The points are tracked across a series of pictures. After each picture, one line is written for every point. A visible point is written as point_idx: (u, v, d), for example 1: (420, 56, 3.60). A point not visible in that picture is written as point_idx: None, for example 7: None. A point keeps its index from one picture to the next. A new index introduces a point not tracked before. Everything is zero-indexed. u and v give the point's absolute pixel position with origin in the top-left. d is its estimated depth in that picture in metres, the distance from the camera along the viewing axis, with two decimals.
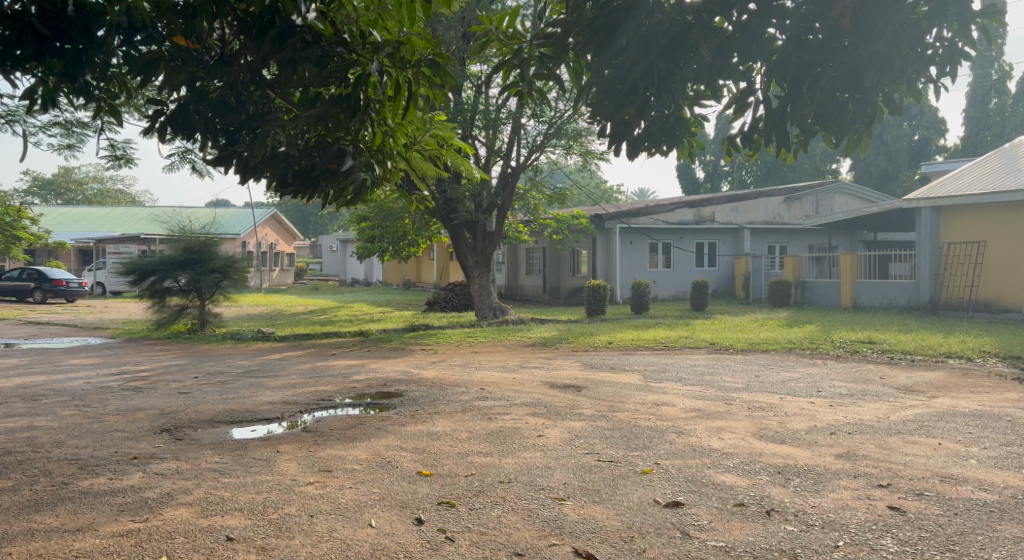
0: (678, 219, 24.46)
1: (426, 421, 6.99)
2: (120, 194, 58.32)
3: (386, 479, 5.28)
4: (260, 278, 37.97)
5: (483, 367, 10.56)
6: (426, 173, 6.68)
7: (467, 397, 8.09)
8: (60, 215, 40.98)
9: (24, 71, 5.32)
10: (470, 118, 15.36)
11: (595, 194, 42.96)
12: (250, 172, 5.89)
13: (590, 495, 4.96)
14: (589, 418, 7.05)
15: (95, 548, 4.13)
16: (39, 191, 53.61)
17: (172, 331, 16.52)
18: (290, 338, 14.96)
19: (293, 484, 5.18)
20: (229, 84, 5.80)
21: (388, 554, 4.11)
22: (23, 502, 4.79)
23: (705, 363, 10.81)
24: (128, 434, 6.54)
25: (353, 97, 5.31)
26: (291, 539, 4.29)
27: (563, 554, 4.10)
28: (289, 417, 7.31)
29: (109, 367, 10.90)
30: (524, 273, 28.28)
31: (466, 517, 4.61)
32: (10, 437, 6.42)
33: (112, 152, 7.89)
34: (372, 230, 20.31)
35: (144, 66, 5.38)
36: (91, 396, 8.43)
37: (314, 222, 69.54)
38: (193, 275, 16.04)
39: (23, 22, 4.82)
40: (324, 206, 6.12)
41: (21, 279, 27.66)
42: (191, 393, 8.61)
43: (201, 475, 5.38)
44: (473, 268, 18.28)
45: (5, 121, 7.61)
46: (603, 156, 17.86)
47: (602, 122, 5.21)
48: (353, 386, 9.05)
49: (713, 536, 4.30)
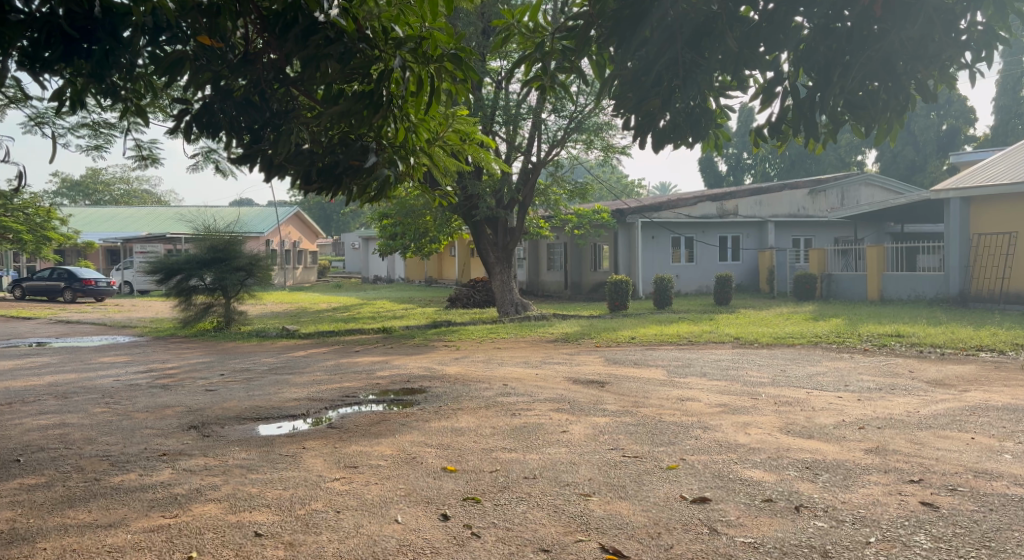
0: (701, 213, 24.31)
1: (450, 417, 6.98)
2: (146, 194, 59.03)
3: (412, 475, 5.29)
4: (284, 277, 38.14)
5: (506, 363, 10.56)
6: (449, 169, 6.68)
7: (491, 393, 8.07)
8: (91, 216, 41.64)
9: (53, 73, 5.41)
10: (491, 114, 15.38)
11: (616, 190, 42.82)
12: (275, 170, 5.94)
13: (616, 491, 4.94)
14: (613, 414, 7.03)
15: (128, 544, 4.17)
16: (68, 192, 54.44)
17: (199, 329, 16.63)
18: (315, 335, 15.04)
19: (319, 479, 5.21)
20: (253, 82, 5.90)
21: (415, 550, 4.12)
22: (57, 498, 4.85)
23: (730, 358, 10.66)
24: (157, 431, 6.61)
25: (377, 93, 5.35)
26: (319, 534, 4.31)
27: (590, 550, 4.09)
28: (314, 414, 7.35)
29: (137, 365, 10.99)
30: (545, 269, 28.12)
31: (492, 512, 4.61)
32: (44, 434, 6.50)
33: (139, 152, 7.98)
34: (393, 226, 20.27)
35: (169, 66, 5.50)
36: (120, 394, 8.50)
37: (337, 221, 69.66)
38: (219, 273, 16.16)
39: (52, 24, 4.87)
40: (349, 202, 6.18)
41: (52, 279, 28.08)
42: (218, 390, 8.67)
43: (229, 471, 5.42)
44: (495, 264, 18.23)
45: (35, 123, 7.74)
46: (626, 151, 17.70)
47: (627, 115, 5.22)
48: (377, 382, 9.09)
49: (741, 532, 4.27)
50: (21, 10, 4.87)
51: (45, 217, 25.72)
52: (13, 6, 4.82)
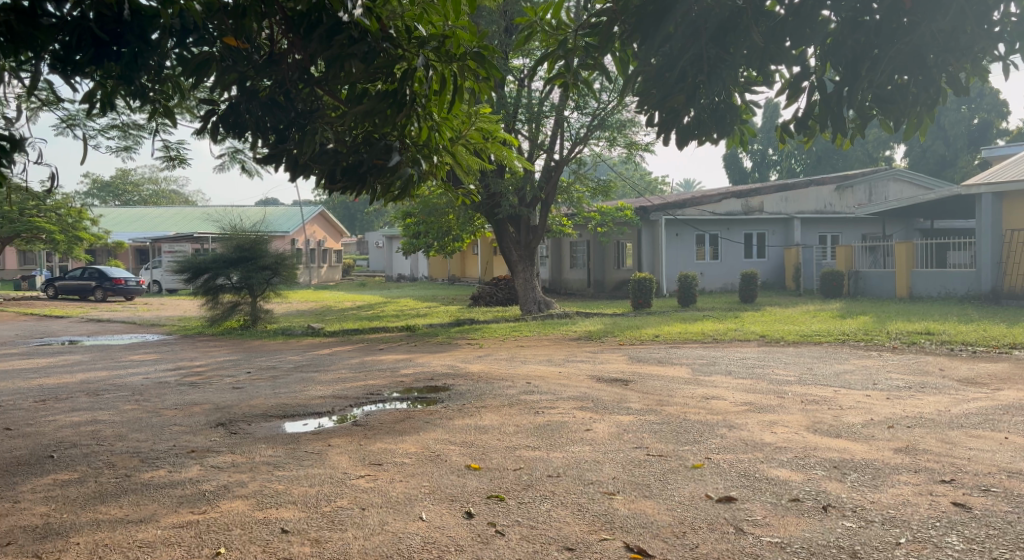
0: (727, 210, 24.09)
1: (473, 415, 6.99)
2: (174, 194, 59.74)
3: (436, 473, 5.31)
4: (308, 275, 38.43)
5: (529, 361, 10.57)
6: (472, 167, 6.69)
7: (514, 391, 8.07)
8: (121, 215, 42.23)
9: (83, 75, 5.49)
10: (514, 112, 15.37)
11: (640, 187, 42.72)
12: (301, 171, 6.09)
13: (640, 489, 4.91)
14: (637, 412, 7.00)
15: (158, 539, 4.22)
16: (99, 192, 55.28)
17: (226, 327, 16.80)
18: (340, 333, 15.13)
19: (344, 477, 5.25)
20: (278, 82, 6.01)
21: (439, 547, 4.14)
22: (90, 494, 4.92)
23: (756, 356, 10.58)
24: (185, 428, 6.68)
25: (400, 92, 5.41)
26: (344, 531, 4.33)
27: (615, 549, 4.08)
28: (339, 411, 7.40)
29: (166, 363, 11.12)
30: (568, 267, 28.08)
31: (517, 510, 4.61)
32: (76, 431, 6.60)
33: (167, 153, 8.06)
34: (416, 224, 20.33)
35: (196, 67, 5.55)
36: (150, 391, 8.61)
37: (360, 220, 70.01)
38: (245, 272, 16.30)
39: (83, 27, 4.94)
40: (372, 201, 6.20)
41: (83, 278, 28.50)
42: (245, 388, 8.75)
43: (255, 467, 5.47)
44: (518, 262, 18.23)
45: (66, 125, 7.84)
46: (649, 148, 17.62)
47: (650, 111, 5.20)
48: (402, 380, 9.13)
49: (768, 532, 4.23)
50: (53, 14, 4.94)
51: (77, 217, 26.10)
52: (45, 10, 4.88)
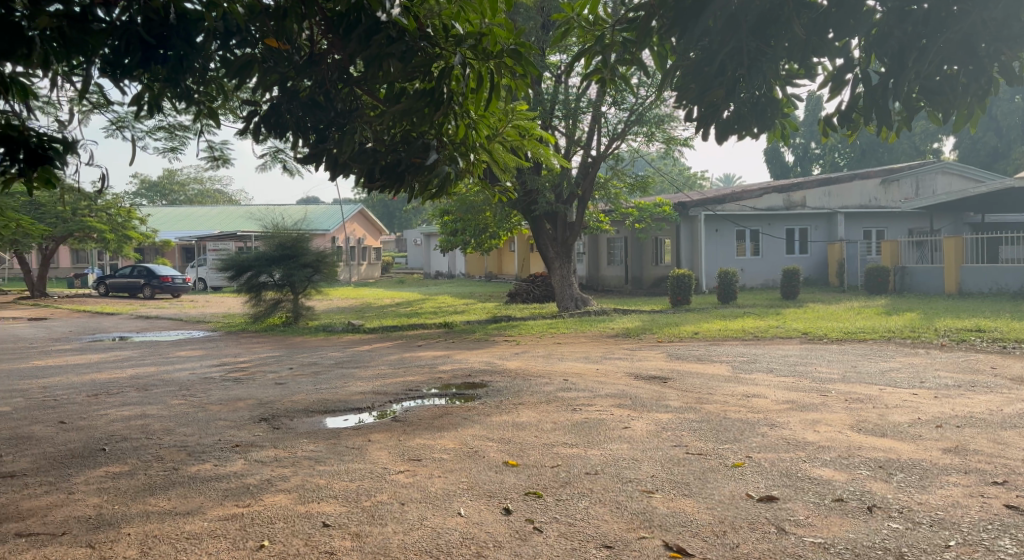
0: (768, 205, 23.98)
1: (511, 412, 7.02)
2: (219, 193, 60.79)
3: (474, 469, 5.35)
4: (348, 273, 38.82)
5: (567, 358, 10.57)
6: (509, 164, 6.70)
7: (551, 388, 8.09)
8: (168, 215, 43.14)
9: (132, 79, 5.63)
10: (551, 108, 15.35)
11: (679, 182, 42.41)
12: (340, 170, 6.12)
13: (680, 488, 4.90)
14: (676, 410, 6.98)
15: (205, 531, 4.32)
16: (147, 192, 56.52)
17: (269, 324, 17.06)
18: (379, 329, 15.27)
19: (384, 472, 5.31)
20: (318, 82, 6.09)
21: (478, 543, 4.17)
22: (140, 486, 5.05)
23: (798, 353, 10.45)
24: (230, 422, 6.81)
25: (436, 92, 5.47)
26: (384, 526, 4.39)
27: (654, 548, 4.08)
28: (379, 407, 7.48)
29: (212, 358, 11.34)
30: (605, 264, 27.98)
31: (555, 507, 4.63)
32: (126, 424, 6.77)
33: (211, 153, 8.20)
34: (453, 222, 20.41)
35: (238, 69, 5.65)
36: (196, 386, 8.79)
37: (399, 217, 70.51)
38: (287, 269, 16.52)
39: (131, 32, 5.08)
40: (411, 199, 6.25)
41: (132, 276, 29.15)
42: (287, 384, 8.89)
43: (298, 462, 5.56)
44: (555, 259, 18.19)
45: (116, 127, 8.03)
46: (688, 143, 17.49)
47: (689, 106, 5.18)
48: (440, 376, 9.20)
49: (810, 532, 4.20)
50: (103, 20, 5.09)
51: (126, 217, 26.69)
52: (96, 15, 5.05)
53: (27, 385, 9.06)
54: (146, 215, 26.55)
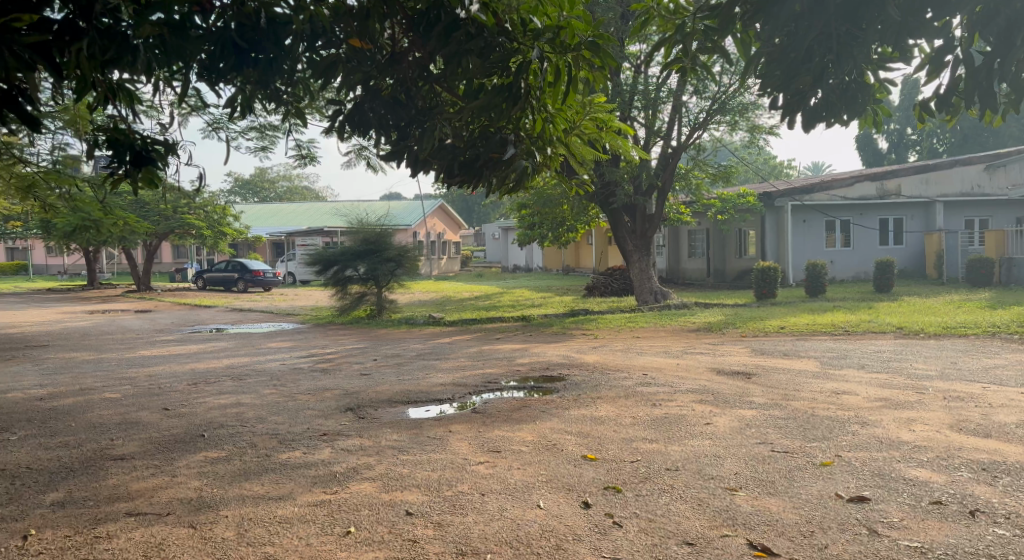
0: (860, 194, 23.15)
1: (590, 406, 7.03)
2: (307, 190, 62.57)
3: (553, 462, 5.39)
4: (429, 267, 39.37)
5: (648, 352, 10.50)
6: (586, 158, 6.70)
7: (631, 383, 8.06)
8: (260, 211, 44.66)
9: (226, 82, 5.89)
10: (630, 99, 15.22)
11: (764, 172, 41.53)
12: (420, 166, 6.44)
13: (765, 486, 4.83)
14: (761, 407, 6.87)
15: (295, 516, 4.49)
16: (240, 190, 58.68)
17: (354, 317, 17.48)
18: (459, 323, 15.48)
19: (465, 462, 5.41)
20: (399, 81, 6.26)
21: (557, 536, 4.22)
22: (235, 471, 5.27)
23: (892, 349, 10.12)
24: (318, 411, 7.03)
25: (514, 86, 5.47)
26: (465, 516, 4.48)
27: (738, 546, 4.05)
28: (459, 399, 7.60)
29: (301, 350, 11.71)
30: (686, 256, 27.60)
31: (635, 502, 4.63)
32: (222, 412, 7.08)
33: (299, 151, 8.47)
34: (532, 216, 20.45)
35: (325, 69, 5.95)
36: (286, 376, 9.11)
37: (479, 210, 71.11)
38: (371, 264, 16.88)
39: (225, 38, 5.39)
40: (489, 194, 6.34)
41: (227, 270, 30.30)
42: (371, 375, 9.12)
43: (382, 451, 5.71)
44: (633, 252, 18.07)
45: (212, 128, 8.38)
46: (773, 131, 17.08)
47: (774, 93, 5.14)
48: (519, 369, 9.28)
49: (906, 535, 4.10)
50: (200, 26, 5.45)
51: (221, 214, 27.72)
52: (194, 22, 5.39)
53: (131, 374, 9.55)
54: (240, 212, 27.54)
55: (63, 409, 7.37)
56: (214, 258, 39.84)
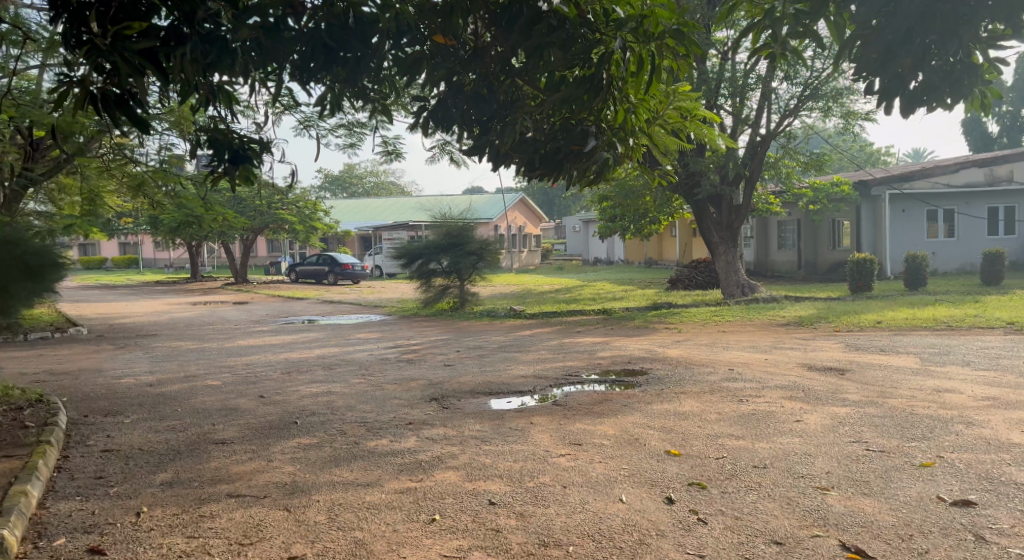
0: (966, 180, 22.20)
1: (673, 400, 6.97)
2: (394, 186, 63.72)
3: (636, 456, 5.37)
4: (511, 260, 39.62)
5: (734, 347, 10.32)
6: (670, 147, 6.60)
7: (716, 378, 7.95)
8: (348, 206, 45.79)
9: (316, 82, 6.04)
10: (716, 86, 14.95)
11: (860, 157, 40.21)
12: (501, 160, 6.42)
13: (859, 486, 4.70)
14: (855, 404, 6.67)
15: (382, 502, 4.60)
16: (330, 186, 60.27)
17: (438, 309, 17.75)
18: (540, 315, 15.53)
19: (547, 454, 5.44)
20: (482, 76, 6.35)
21: (640, 530, 4.20)
22: (327, 457, 5.44)
23: (999, 346, 9.66)
24: (404, 401, 7.19)
25: (597, 77, 5.48)
26: (547, 507, 4.51)
27: (829, 547, 3.96)
28: (541, 391, 7.64)
29: (387, 341, 11.98)
30: (775, 248, 26.90)
31: (719, 499, 4.58)
32: (313, 400, 7.31)
33: (385, 148, 8.63)
34: (614, 208, 20.30)
35: (410, 66, 6.03)
36: (373, 366, 9.34)
37: (561, 203, 71.01)
38: (454, 257, 17.09)
39: (316, 38, 5.66)
40: (569, 186, 6.35)
41: (318, 264, 31.20)
42: (455, 366, 9.25)
43: (466, 441, 5.80)
44: (719, 244, 17.78)
45: (304, 127, 8.64)
46: (869, 117, 16.52)
47: (872, 78, 4.98)
48: (601, 362, 9.26)
49: (1017, 543, 3.93)
50: (292, 28, 5.71)
51: (313, 209, 28.54)
52: (287, 24, 5.65)
53: (230, 362, 9.96)
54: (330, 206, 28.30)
55: (169, 395, 7.74)
56: (305, 251, 41.08)
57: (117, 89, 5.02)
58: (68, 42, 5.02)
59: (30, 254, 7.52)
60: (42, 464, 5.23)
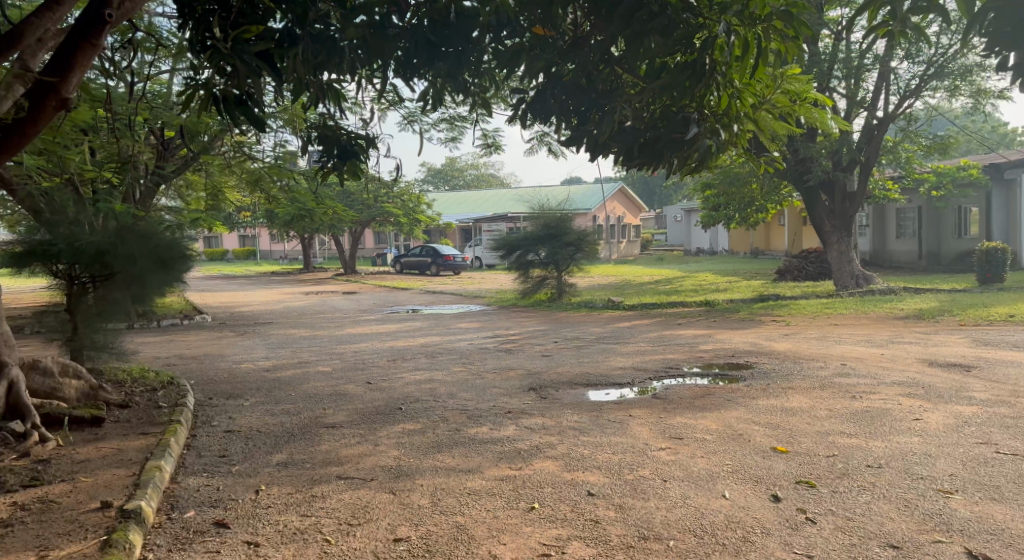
0: None
1: (781, 396, 6.70)
2: (493, 178, 64.18)
3: (740, 452, 5.18)
4: (609, 251, 39.28)
5: (846, 341, 9.87)
6: (778, 132, 6.31)
7: (827, 373, 7.61)
8: (449, 199, 46.44)
9: (419, 78, 6.22)
10: (829, 68, 14.32)
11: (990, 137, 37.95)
12: (599, 150, 6.36)
13: (987, 491, 4.38)
14: (982, 403, 6.24)
15: (482, 488, 4.59)
16: (432, 179, 61.23)
17: (535, 300, 17.75)
18: (640, 307, 15.29)
19: (646, 447, 5.30)
20: (580, 67, 6.16)
21: (745, 527, 4.03)
22: (429, 443, 5.47)
23: None
24: (502, 390, 7.17)
25: (700, 62, 5.32)
26: (646, 500, 4.38)
27: (954, 553, 3.70)
28: (640, 383, 7.49)
29: (486, 331, 12.03)
30: (893, 236, 25.60)
31: (831, 499, 4.35)
32: (415, 387, 7.39)
33: (485, 140, 8.65)
34: (717, 196, 19.75)
35: (510, 57, 5.99)
36: (473, 355, 9.39)
37: (662, 193, 69.89)
38: (551, 248, 17.01)
39: (419, 35, 5.84)
40: (670, 175, 6.22)
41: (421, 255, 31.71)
42: (553, 356, 9.19)
43: (564, 431, 5.72)
44: (831, 233, 17.08)
45: (407, 121, 8.74)
46: (1002, 95, 15.53)
47: (1005, 53, 4.64)
48: (703, 355, 9.02)
49: None
50: (398, 25, 5.92)
51: (416, 202, 29.02)
52: (392, 21, 5.83)
53: (339, 349, 10.21)
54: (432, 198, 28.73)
55: (283, 379, 7.99)
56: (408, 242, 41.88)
57: (237, 90, 5.21)
58: (195, 49, 5.31)
59: (162, 245, 7.66)
60: (174, 442, 5.46)
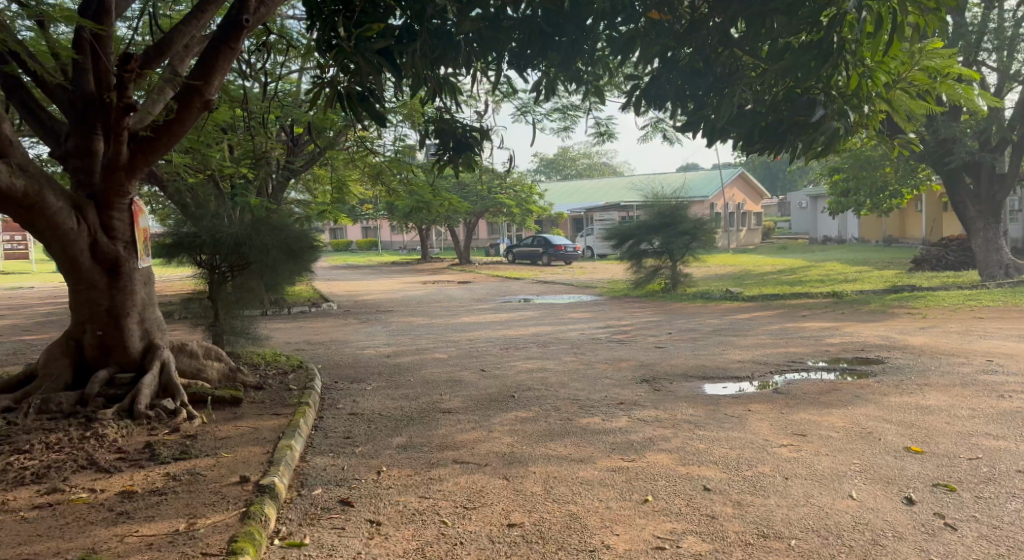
0: None
1: (914, 393, 6.32)
2: (606, 167, 63.64)
3: (870, 451, 4.92)
4: (727, 241, 38.24)
5: (988, 335, 9.22)
6: (916, 111, 5.95)
7: (967, 369, 7.13)
8: (563, 189, 46.42)
9: (532, 68, 6.31)
10: (976, 40, 13.40)
11: None
12: (717, 136, 6.12)
13: None
14: None
15: (595, 479, 4.55)
16: (544, 169, 61.26)
17: (649, 290, 17.51)
18: (759, 297, 14.81)
19: (766, 443, 5.12)
20: (698, 49, 6.06)
21: (875, 530, 3.83)
22: (542, 431, 5.48)
23: None
24: (615, 381, 7.10)
25: (827, 41, 5.04)
26: (767, 498, 4.23)
27: None
28: (760, 377, 7.24)
29: (599, 321, 11.95)
30: None
31: (971, 504, 4.07)
32: (528, 376, 7.42)
33: (599, 129, 8.56)
34: (847, 180, 18.82)
35: (623, 45, 6.02)
36: (585, 345, 9.35)
37: (784, 179, 67.45)
38: (666, 238, 16.70)
39: (532, 25, 5.86)
40: (794, 160, 5.92)
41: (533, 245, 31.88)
42: (667, 348, 9.03)
43: (679, 424, 5.60)
44: (977, 219, 16.01)
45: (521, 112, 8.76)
46: None
47: None
48: (828, 348, 8.63)
49: None
50: (511, 16, 5.94)
51: (529, 193, 29.17)
52: (507, 13, 5.91)
53: (456, 337, 10.38)
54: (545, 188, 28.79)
55: (401, 366, 8.20)
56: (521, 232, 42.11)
57: (358, 87, 5.33)
58: (321, 50, 5.47)
59: (292, 236, 8.10)
60: (302, 423, 5.71)
